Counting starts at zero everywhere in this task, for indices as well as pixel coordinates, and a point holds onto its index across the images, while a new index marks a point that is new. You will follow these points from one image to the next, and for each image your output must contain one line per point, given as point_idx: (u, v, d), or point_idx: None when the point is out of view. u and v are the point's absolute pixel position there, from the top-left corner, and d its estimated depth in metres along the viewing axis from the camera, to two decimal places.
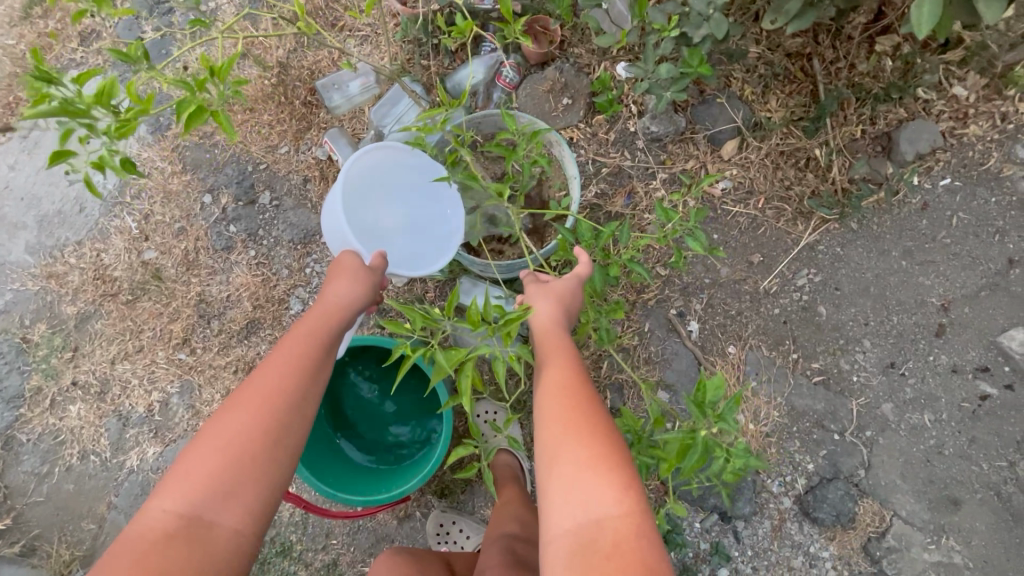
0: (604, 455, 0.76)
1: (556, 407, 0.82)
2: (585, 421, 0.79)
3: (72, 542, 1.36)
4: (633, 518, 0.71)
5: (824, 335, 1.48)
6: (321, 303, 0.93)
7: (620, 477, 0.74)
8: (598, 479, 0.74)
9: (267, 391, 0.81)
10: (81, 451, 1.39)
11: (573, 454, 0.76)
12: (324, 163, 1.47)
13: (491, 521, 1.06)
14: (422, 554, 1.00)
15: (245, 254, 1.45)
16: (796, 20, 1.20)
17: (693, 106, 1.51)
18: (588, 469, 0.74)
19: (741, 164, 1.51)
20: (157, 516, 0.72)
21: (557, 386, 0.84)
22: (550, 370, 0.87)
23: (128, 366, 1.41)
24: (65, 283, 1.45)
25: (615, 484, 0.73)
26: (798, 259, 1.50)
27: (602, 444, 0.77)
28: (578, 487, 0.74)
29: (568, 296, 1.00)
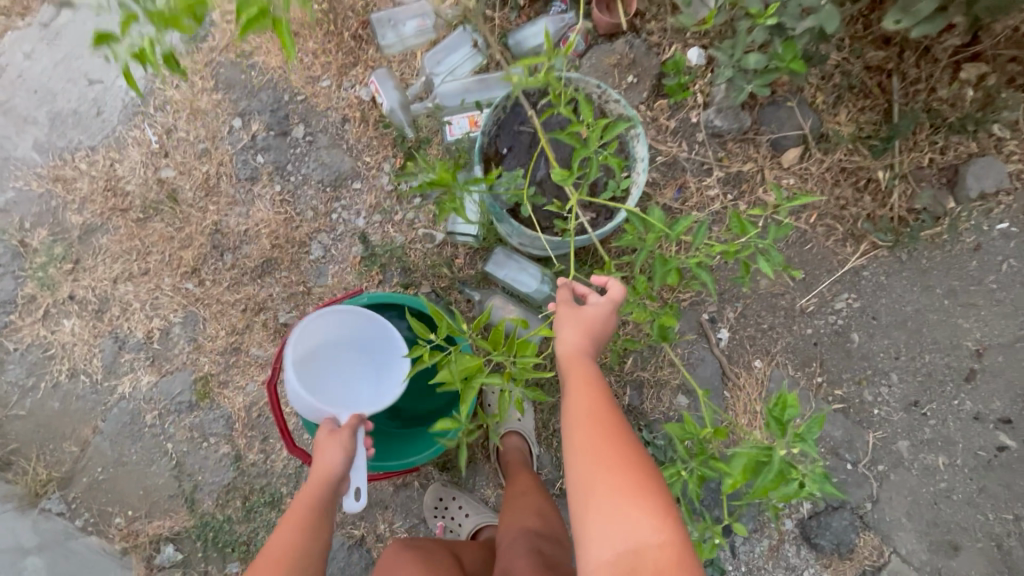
0: (640, 485, 0.71)
1: (585, 437, 0.76)
2: (615, 453, 0.74)
3: (50, 463, 1.28)
4: (674, 548, 0.66)
5: (853, 363, 1.45)
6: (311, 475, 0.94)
7: (655, 507, 0.69)
8: (634, 511, 0.68)
9: (270, 564, 0.83)
10: (70, 369, 1.30)
11: (607, 486, 0.71)
12: (366, 105, 1.38)
13: (504, 513, 1.02)
14: (433, 551, 0.95)
15: (270, 188, 1.36)
16: (924, 24, 1.15)
17: (761, 106, 1.43)
18: (624, 502, 0.69)
19: (800, 175, 1.45)
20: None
21: (583, 417, 0.79)
22: (574, 399, 0.82)
23: (130, 288, 1.33)
24: (72, 189, 1.35)
25: (650, 513, 0.68)
26: (840, 282, 1.45)
27: (633, 474, 0.72)
28: (613, 519, 0.69)
29: (597, 321, 0.92)
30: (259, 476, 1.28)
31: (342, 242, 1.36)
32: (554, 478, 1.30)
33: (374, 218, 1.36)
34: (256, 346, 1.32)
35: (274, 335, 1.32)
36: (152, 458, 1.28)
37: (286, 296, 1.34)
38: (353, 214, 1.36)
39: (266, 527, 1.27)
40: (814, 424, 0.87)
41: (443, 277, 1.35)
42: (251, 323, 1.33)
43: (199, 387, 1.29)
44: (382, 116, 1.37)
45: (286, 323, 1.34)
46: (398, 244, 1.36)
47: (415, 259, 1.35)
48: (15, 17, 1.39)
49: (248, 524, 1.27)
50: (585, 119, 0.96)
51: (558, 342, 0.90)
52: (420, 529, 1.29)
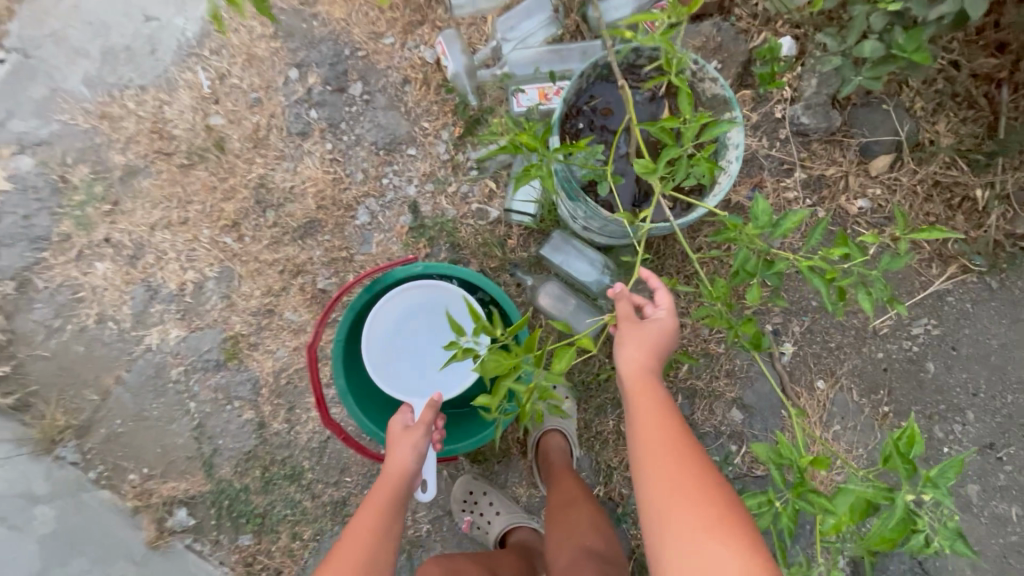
0: (721, 518, 0.61)
1: (655, 466, 0.67)
2: (696, 485, 0.65)
3: (69, 410, 1.22)
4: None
5: (925, 395, 1.33)
6: (385, 468, 0.88)
7: (745, 547, 0.59)
8: (716, 546, 0.59)
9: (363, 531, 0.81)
10: (99, 314, 1.25)
11: (683, 510, 0.63)
12: (429, 68, 1.30)
13: (551, 529, 0.96)
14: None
15: (320, 145, 1.29)
16: None
17: (854, 105, 1.30)
18: (709, 541, 0.60)
19: (888, 185, 1.32)
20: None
21: (653, 445, 0.70)
22: (643, 423, 0.73)
23: (167, 236, 1.27)
24: (118, 128, 1.29)
25: (740, 552, 0.59)
26: (921, 305, 1.33)
27: (717, 509, 0.62)
28: (691, 556, 0.60)
29: (663, 335, 0.82)
30: (281, 447, 1.21)
31: (390, 210, 1.28)
32: (591, 483, 1.22)
33: (426, 187, 1.28)
34: (290, 310, 1.25)
35: (309, 300, 1.25)
36: (173, 415, 1.22)
37: (327, 261, 1.27)
38: (405, 181, 1.28)
39: (284, 501, 1.20)
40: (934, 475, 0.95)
41: (493, 258, 1.27)
42: (288, 286, 1.26)
43: (229, 347, 1.22)
44: (445, 80, 1.29)
45: (324, 289, 1.27)
46: (449, 218, 1.27)
47: (465, 235, 1.27)
48: None
49: (265, 496, 1.20)
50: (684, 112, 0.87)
51: (619, 360, 0.80)
52: (444, 522, 1.21)
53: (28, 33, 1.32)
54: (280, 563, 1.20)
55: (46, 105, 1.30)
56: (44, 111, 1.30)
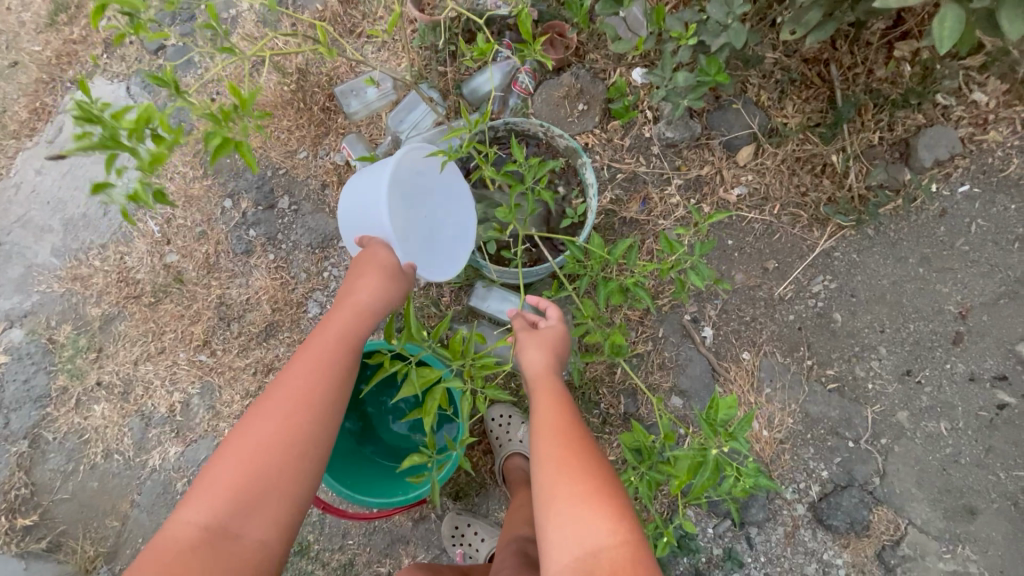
0: (598, 491, 0.77)
1: (551, 447, 0.83)
2: (579, 459, 0.81)
3: (96, 539, 1.38)
4: (629, 547, 0.73)
5: (839, 342, 1.48)
6: (352, 299, 0.89)
7: (613, 509, 0.76)
8: (592, 516, 0.75)
9: (320, 351, 0.84)
10: (105, 450, 1.41)
11: (567, 480, 0.79)
12: (342, 168, 1.49)
13: (505, 527, 1.13)
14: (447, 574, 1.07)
15: (264, 258, 1.48)
16: (816, 32, 1.18)
17: (709, 112, 1.50)
18: (584, 505, 0.76)
19: (757, 170, 1.51)
20: (239, 452, 0.76)
21: (550, 429, 0.86)
22: (543, 411, 0.89)
23: (150, 367, 1.44)
24: (89, 285, 1.48)
25: (608, 514, 0.75)
26: (813, 266, 1.49)
27: (593, 479, 0.79)
28: (572, 523, 0.75)
29: (558, 340, 1.01)
30: None
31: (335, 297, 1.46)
32: None
33: None
34: None
35: None
36: None
37: (291, 354, 1.44)
38: (343, 270, 1.46)
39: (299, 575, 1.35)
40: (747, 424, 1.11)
41: (433, 316, 1.44)
42: (263, 385, 1.43)
43: None
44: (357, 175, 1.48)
45: None
46: None
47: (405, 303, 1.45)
48: (24, 139, 1.55)
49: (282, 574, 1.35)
50: (519, 160, 1.11)
51: (525, 363, 0.97)
52: (442, 559, 1.35)
53: None
54: None
55: (25, 280, 1.50)
56: (24, 286, 1.49)
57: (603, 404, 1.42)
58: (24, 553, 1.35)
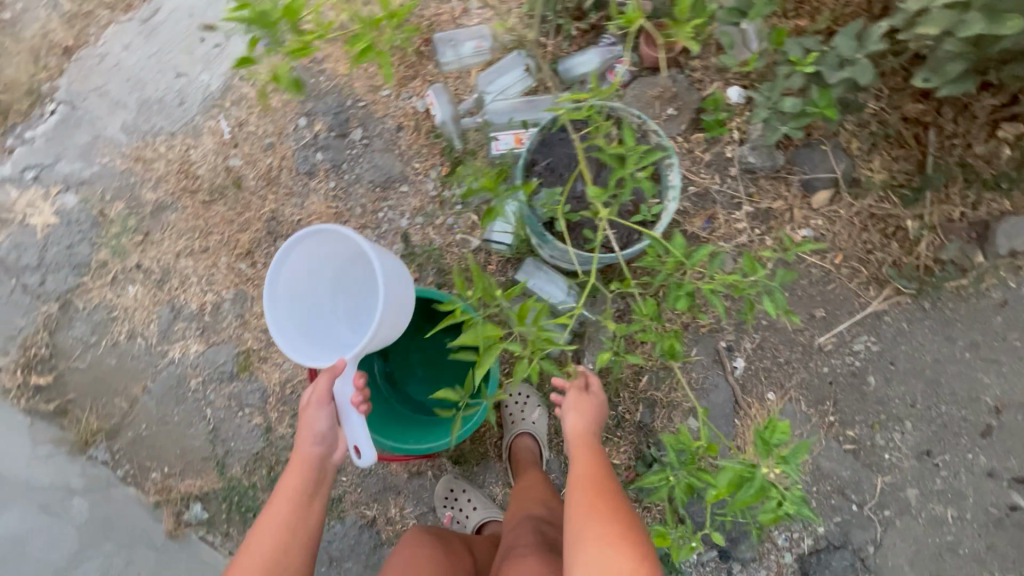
0: (626, 539, 0.81)
1: (581, 499, 0.87)
2: (612, 512, 0.85)
3: (102, 414, 1.39)
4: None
5: (867, 406, 1.46)
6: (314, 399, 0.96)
7: (640, 558, 0.79)
8: (608, 555, 0.79)
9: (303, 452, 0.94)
10: (129, 331, 1.42)
11: (599, 526, 0.82)
12: (421, 115, 1.49)
13: (512, 501, 1.13)
14: (451, 539, 1.08)
15: (325, 184, 1.47)
16: (954, 84, 1.15)
17: (796, 147, 1.48)
18: (613, 551, 0.80)
19: (828, 217, 1.48)
20: (257, 538, 0.89)
21: (582, 483, 0.90)
22: (578, 467, 0.93)
23: (190, 262, 1.45)
24: (150, 169, 1.49)
25: (636, 561, 0.78)
26: (860, 324, 1.47)
27: (625, 530, 0.82)
28: (599, 568, 0.78)
29: (599, 405, 1.07)
30: (285, 449, 1.37)
31: (384, 239, 1.46)
32: (561, 483, 1.37)
33: (416, 220, 1.46)
34: None
35: None
36: (191, 420, 1.39)
37: None
38: (398, 214, 1.46)
39: None
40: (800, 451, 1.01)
41: (475, 282, 1.43)
42: None
43: (242, 359, 1.39)
44: (434, 126, 1.47)
45: None
46: (436, 246, 1.45)
47: (451, 262, 1.44)
48: (118, 11, 1.54)
49: (271, 493, 1.36)
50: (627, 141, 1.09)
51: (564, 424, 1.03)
52: (428, 517, 1.35)
53: (76, 87, 1.53)
54: None
55: (89, 149, 1.50)
56: (87, 154, 1.50)
57: (621, 408, 1.40)
58: (32, 410, 1.37)
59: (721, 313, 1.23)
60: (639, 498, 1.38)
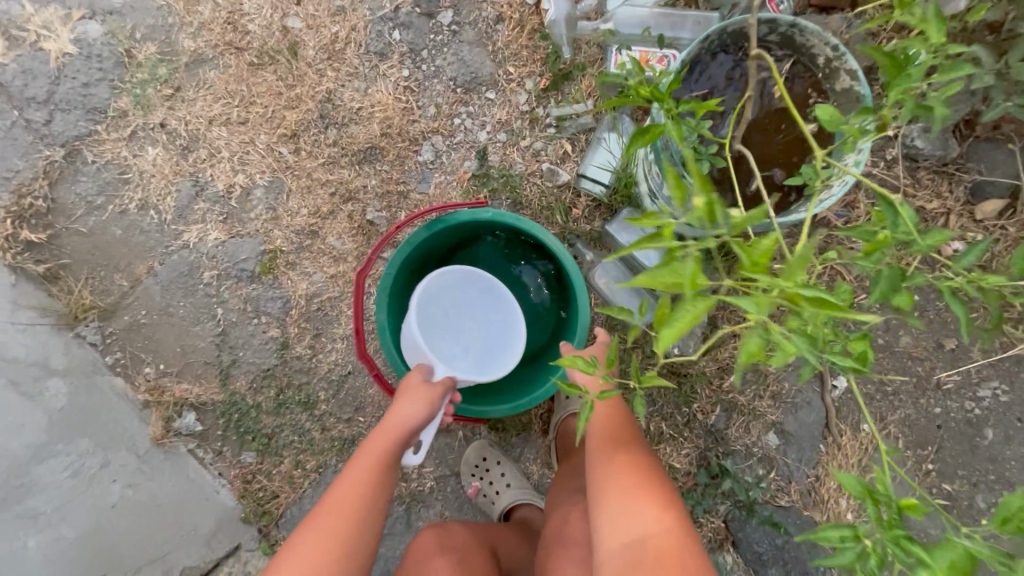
0: (644, 484, 0.76)
1: (595, 448, 0.83)
2: (631, 458, 0.80)
3: (97, 290, 1.19)
4: (673, 537, 0.70)
5: (976, 462, 1.23)
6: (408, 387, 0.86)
7: (659, 500, 0.74)
8: (632, 511, 0.73)
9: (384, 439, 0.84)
10: (142, 201, 1.20)
11: (616, 474, 0.78)
12: (527, 9, 1.20)
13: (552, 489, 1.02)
14: (471, 542, 0.92)
15: (397, 70, 1.21)
16: None
17: (976, 138, 1.18)
18: (629, 495, 0.75)
19: (992, 233, 1.20)
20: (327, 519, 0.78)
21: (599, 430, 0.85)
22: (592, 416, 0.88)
23: (224, 134, 1.21)
24: (192, 11, 1.22)
25: (654, 503, 0.74)
26: (994, 367, 1.22)
27: (643, 475, 0.77)
28: (618, 513, 0.74)
29: None
30: (300, 373, 1.18)
31: (455, 152, 1.21)
32: None
33: (497, 136, 1.20)
34: (335, 235, 1.20)
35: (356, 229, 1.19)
36: (198, 317, 1.19)
37: (381, 192, 1.20)
38: (477, 125, 1.20)
39: (294, 427, 1.17)
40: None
41: (554, 224, 1.18)
42: (336, 211, 1.20)
43: (266, 260, 1.18)
44: (541, 26, 1.19)
45: (372, 221, 1.21)
46: (515, 172, 1.19)
47: (530, 194, 1.19)
48: None
49: (276, 418, 1.17)
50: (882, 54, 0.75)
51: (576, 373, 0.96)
52: (449, 482, 1.17)
53: None
54: (278, 488, 1.17)
55: None
56: None
57: (694, 406, 1.18)
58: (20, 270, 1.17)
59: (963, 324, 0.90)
60: (692, 511, 1.18)
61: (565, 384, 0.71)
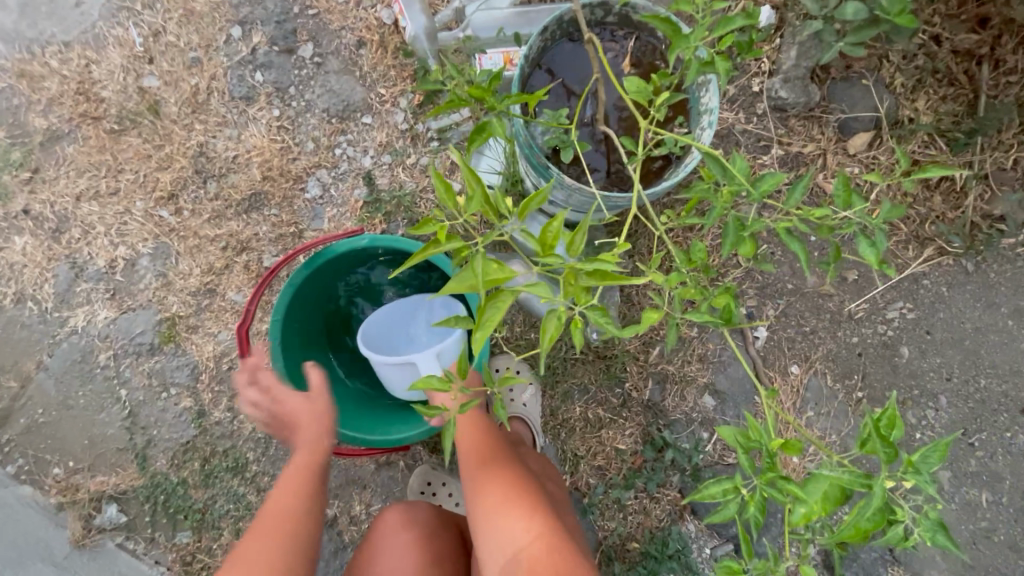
0: (510, 497, 0.79)
1: (467, 476, 0.85)
2: (498, 476, 0.83)
3: None
4: (545, 539, 0.74)
5: (899, 381, 1.29)
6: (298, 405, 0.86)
7: (526, 511, 0.78)
8: (504, 522, 0.77)
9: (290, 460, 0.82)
10: (17, 294, 1.13)
11: (488, 497, 0.80)
12: (386, 28, 1.20)
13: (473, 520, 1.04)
14: (436, 527, 0.93)
15: (267, 111, 1.19)
16: None
17: (832, 80, 1.25)
18: (498, 513, 0.78)
19: (866, 165, 1.27)
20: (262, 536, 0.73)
21: (468, 458, 0.87)
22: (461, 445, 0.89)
23: (95, 208, 1.15)
24: (38, 88, 1.16)
25: (521, 514, 0.77)
26: (895, 288, 1.29)
27: (507, 491, 0.80)
28: (495, 532, 0.77)
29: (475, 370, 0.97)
30: (223, 438, 1.12)
31: (343, 182, 1.19)
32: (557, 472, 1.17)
33: (382, 159, 1.19)
34: (234, 290, 1.15)
35: (254, 279, 1.15)
36: (101, 403, 1.12)
37: (274, 237, 1.17)
38: (359, 152, 1.19)
39: (226, 495, 1.11)
40: (935, 455, 0.65)
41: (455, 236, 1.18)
42: (231, 265, 1.16)
43: (164, 329, 1.12)
44: (404, 43, 1.19)
45: (271, 268, 1.17)
46: (407, 191, 1.18)
47: (425, 210, 1.18)
48: None
49: (205, 491, 1.11)
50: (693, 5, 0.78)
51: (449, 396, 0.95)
52: None
53: None
54: (220, 562, 1.10)
55: None
56: None
57: (627, 384, 1.20)
58: None
59: (801, 261, 0.88)
60: (646, 488, 1.19)
61: (426, 407, 0.69)
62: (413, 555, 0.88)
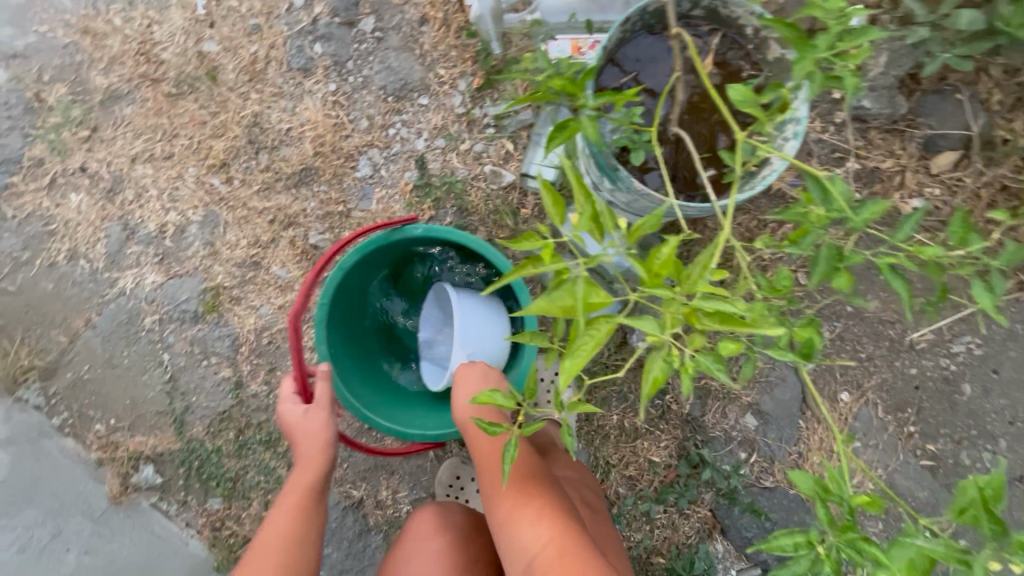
0: (521, 503, 0.79)
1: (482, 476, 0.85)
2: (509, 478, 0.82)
3: (35, 349, 1.14)
4: (557, 544, 0.74)
5: (957, 419, 1.21)
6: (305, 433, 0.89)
7: (538, 518, 0.77)
8: (518, 524, 0.78)
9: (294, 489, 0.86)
10: (70, 251, 1.15)
11: (499, 502, 0.81)
12: (451, 6, 1.15)
13: None
14: (465, 533, 0.91)
15: (323, 85, 1.16)
16: None
17: (922, 92, 1.15)
18: (510, 518, 0.79)
19: (948, 186, 1.18)
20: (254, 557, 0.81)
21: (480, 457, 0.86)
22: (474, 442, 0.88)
23: (148, 172, 1.15)
24: (101, 46, 1.16)
25: (532, 522, 0.77)
26: (964, 321, 1.21)
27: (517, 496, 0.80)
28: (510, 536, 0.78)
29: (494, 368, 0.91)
30: (258, 410, 1.13)
31: (394, 163, 1.16)
32: None
33: (436, 142, 1.16)
34: (278, 265, 1.14)
35: (299, 255, 1.14)
36: (144, 365, 1.14)
37: (322, 214, 1.15)
38: (413, 133, 1.15)
39: (258, 467, 1.12)
40: None
41: (504, 228, 1.14)
42: (277, 239, 1.15)
43: (209, 298, 1.12)
44: (468, 23, 1.14)
45: (316, 245, 1.16)
46: (458, 178, 1.15)
47: (476, 199, 1.15)
48: None
49: (238, 461, 1.12)
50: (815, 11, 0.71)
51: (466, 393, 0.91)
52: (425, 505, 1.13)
53: None
54: (248, 532, 1.11)
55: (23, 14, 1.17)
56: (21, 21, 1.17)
57: (667, 396, 1.16)
58: None
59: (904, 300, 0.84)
60: (677, 504, 1.15)
61: (484, 424, 0.64)
62: (443, 562, 0.88)
